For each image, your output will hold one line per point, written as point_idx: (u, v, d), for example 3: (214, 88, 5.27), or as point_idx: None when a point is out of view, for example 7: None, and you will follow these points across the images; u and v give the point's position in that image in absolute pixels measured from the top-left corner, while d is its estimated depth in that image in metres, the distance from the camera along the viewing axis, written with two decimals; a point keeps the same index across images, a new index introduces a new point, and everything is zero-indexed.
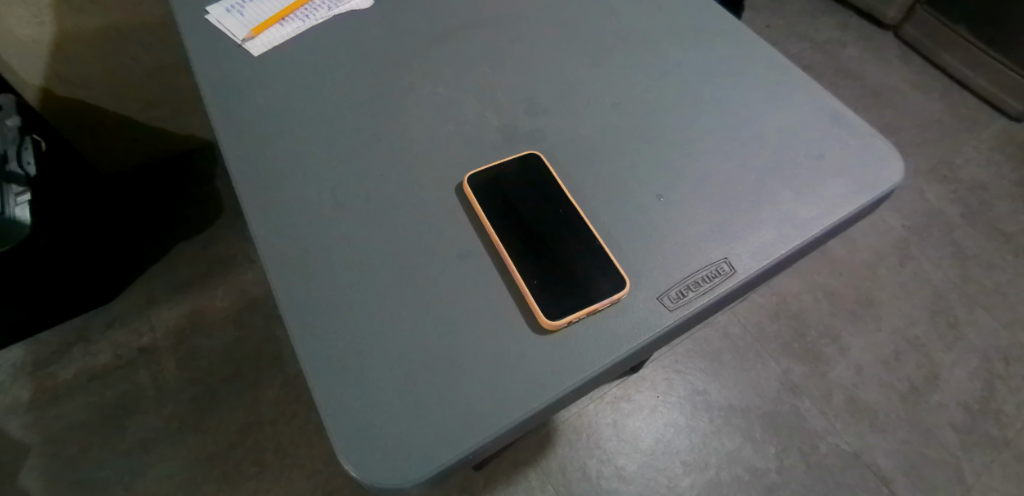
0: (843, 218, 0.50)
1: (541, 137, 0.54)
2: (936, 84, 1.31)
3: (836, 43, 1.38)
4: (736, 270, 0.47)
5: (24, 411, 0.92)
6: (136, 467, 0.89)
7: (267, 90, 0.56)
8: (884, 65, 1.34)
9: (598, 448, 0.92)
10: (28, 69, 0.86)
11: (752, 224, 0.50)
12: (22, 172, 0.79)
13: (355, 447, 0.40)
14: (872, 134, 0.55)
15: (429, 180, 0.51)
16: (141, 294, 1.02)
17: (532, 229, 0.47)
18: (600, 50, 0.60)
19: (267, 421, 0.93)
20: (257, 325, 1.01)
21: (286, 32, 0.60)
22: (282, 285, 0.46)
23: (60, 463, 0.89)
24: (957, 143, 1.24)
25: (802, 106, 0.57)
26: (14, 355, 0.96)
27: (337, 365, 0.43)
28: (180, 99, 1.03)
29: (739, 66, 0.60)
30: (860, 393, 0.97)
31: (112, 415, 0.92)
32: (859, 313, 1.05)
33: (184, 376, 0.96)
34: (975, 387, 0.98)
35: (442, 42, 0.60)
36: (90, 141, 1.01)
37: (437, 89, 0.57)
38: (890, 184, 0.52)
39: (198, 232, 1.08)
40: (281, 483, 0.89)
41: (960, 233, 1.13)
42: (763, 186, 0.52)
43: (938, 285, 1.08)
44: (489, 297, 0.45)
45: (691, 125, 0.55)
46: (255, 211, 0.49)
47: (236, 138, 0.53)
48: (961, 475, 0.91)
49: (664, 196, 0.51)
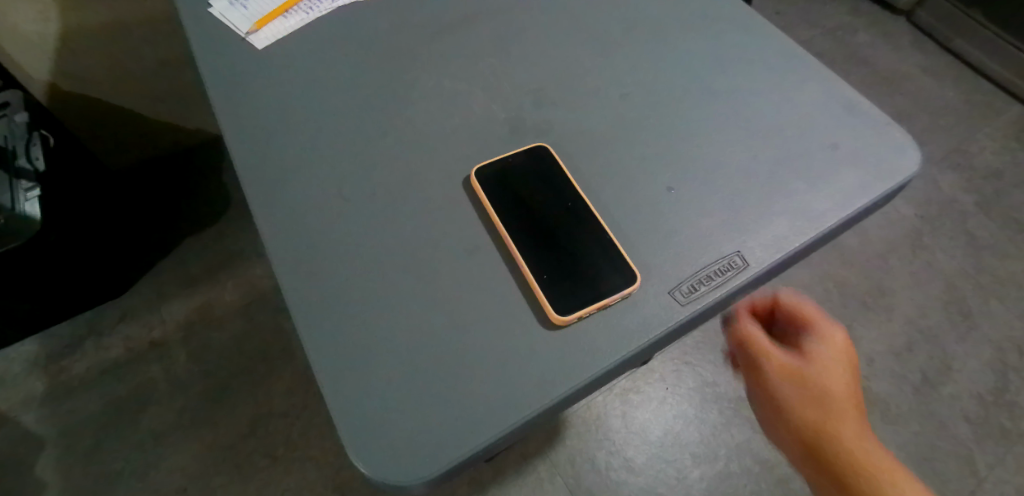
0: (857, 210, 0.50)
1: (549, 130, 0.53)
2: (949, 71, 1.29)
3: (847, 29, 1.35)
4: (749, 263, 0.47)
5: (38, 404, 0.93)
6: (150, 459, 0.90)
7: (272, 84, 0.56)
8: (896, 51, 1.32)
9: (607, 440, 0.92)
10: (33, 65, 0.86)
11: (764, 216, 0.49)
12: (32, 168, 0.79)
13: (363, 446, 0.40)
14: (888, 123, 0.54)
15: (435, 173, 0.51)
16: (151, 289, 1.02)
17: (541, 223, 0.47)
18: (607, 38, 0.59)
19: (278, 413, 0.94)
20: (266, 318, 1.01)
21: (288, 25, 0.59)
22: (289, 282, 0.46)
23: (75, 455, 0.90)
24: (972, 130, 1.21)
25: (815, 95, 0.56)
26: (27, 349, 0.96)
27: (344, 362, 0.43)
28: (184, 94, 1.03)
29: (750, 53, 0.59)
30: (872, 384, 0.97)
31: (124, 408, 0.93)
32: (870, 304, 1.03)
33: (194, 370, 0.96)
34: (989, 378, 0.97)
35: (447, 33, 0.59)
36: (96, 135, 1.01)
37: (442, 81, 0.56)
38: (905, 174, 0.51)
39: (206, 226, 1.08)
40: (292, 476, 0.89)
41: (974, 223, 1.11)
42: (776, 176, 0.51)
43: (951, 274, 1.06)
44: (496, 293, 0.45)
45: (700, 115, 0.54)
46: (259, 205, 0.49)
47: (240, 133, 0.53)
48: (974, 467, 0.90)
49: (674, 188, 0.50)
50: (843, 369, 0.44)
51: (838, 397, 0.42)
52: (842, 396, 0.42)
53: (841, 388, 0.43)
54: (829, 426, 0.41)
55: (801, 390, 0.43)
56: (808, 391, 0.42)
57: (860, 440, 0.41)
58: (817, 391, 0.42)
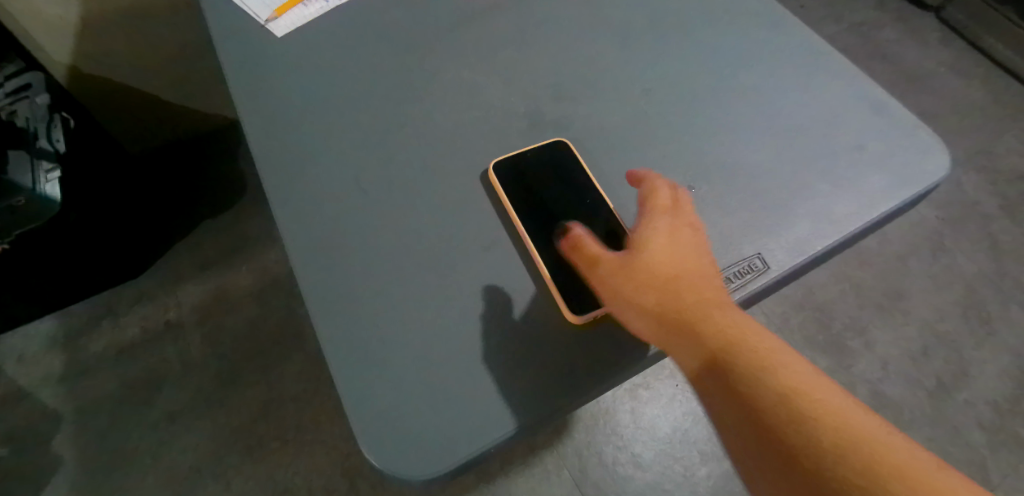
0: (882, 214, 0.49)
1: (568, 125, 0.53)
2: (976, 70, 1.26)
3: (873, 24, 1.32)
4: (769, 266, 0.46)
5: (56, 382, 0.94)
6: (163, 439, 0.91)
7: (291, 72, 0.55)
8: (923, 48, 1.29)
9: (615, 435, 0.92)
10: (55, 47, 0.87)
11: (786, 219, 0.48)
12: (52, 149, 0.81)
13: (377, 438, 0.40)
14: (916, 124, 0.53)
15: (453, 166, 0.51)
16: (167, 271, 1.04)
17: (558, 220, 0.47)
18: (629, 32, 0.58)
19: (289, 398, 0.94)
20: (279, 303, 1.02)
21: (308, 12, 0.59)
22: (304, 273, 0.46)
23: (91, 432, 0.91)
24: (998, 131, 1.18)
25: (842, 94, 0.55)
26: (45, 327, 0.98)
27: (358, 355, 0.43)
28: (203, 79, 1.03)
29: (776, 50, 0.57)
30: (885, 388, 0.95)
31: (140, 387, 0.95)
32: (887, 307, 1.02)
33: (208, 352, 0.98)
34: (1005, 385, 0.96)
35: (467, 25, 0.59)
36: (116, 117, 1.02)
37: (461, 73, 0.56)
38: (933, 178, 0.50)
39: (222, 210, 1.09)
40: (301, 460, 0.90)
41: (997, 227, 1.09)
42: (799, 178, 0.50)
43: (971, 279, 1.04)
44: (510, 290, 0.45)
45: (723, 112, 0.53)
46: (277, 194, 0.49)
47: (258, 121, 0.53)
48: (987, 474, 0.89)
49: (694, 187, 0.49)
50: (675, 242, 0.41)
51: (671, 275, 0.39)
52: (677, 270, 0.40)
53: (676, 264, 0.40)
54: (668, 305, 0.38)
55: (630, 280, 0.40)
56: (638, 277, 0.40)
57: (702, 307, 0.38)
58: (648, 274, 0.40)
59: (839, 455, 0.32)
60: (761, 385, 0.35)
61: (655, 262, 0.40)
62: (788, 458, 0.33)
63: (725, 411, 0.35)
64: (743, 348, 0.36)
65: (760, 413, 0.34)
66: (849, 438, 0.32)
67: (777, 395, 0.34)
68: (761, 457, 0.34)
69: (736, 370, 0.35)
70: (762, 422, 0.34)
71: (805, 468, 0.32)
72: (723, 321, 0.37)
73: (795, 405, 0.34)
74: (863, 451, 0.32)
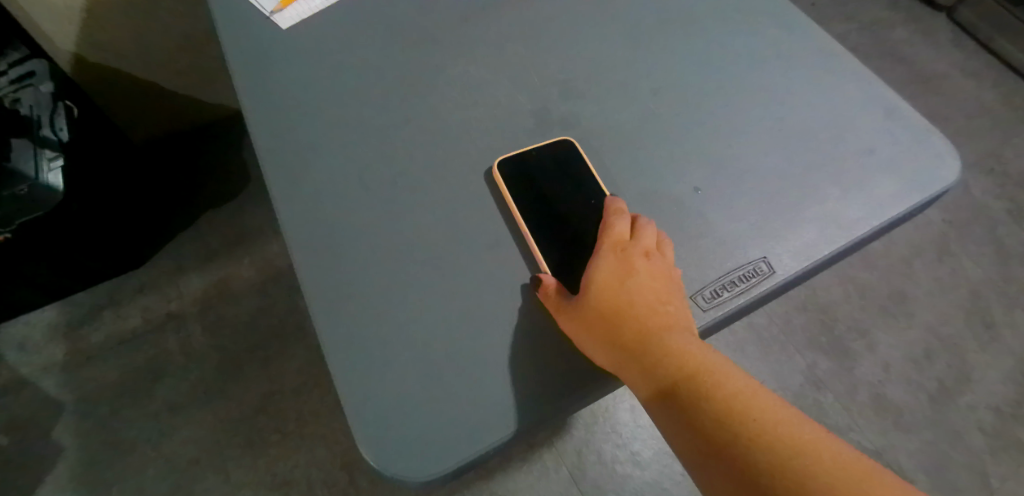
0: (891, 220, 0.48)
1: (575, 123, 0.52)
2: (987, 72, 1.24)
3: (884, 24, 1.31)
4: (775, 270, 0.46)
5: (58, 371, 0.95)
6: (164, 429, 0.92)
7: (296, 65, 0.55)
8: (934, 48, 1.27)
9: (615, 433, 0.92)
10: (59, 35, 0.86)
11: (794, 222, 0.48)
12: (56, 138, 0.80)
13: (377, 436, 0.41)
14: (927, 129, 0.52)
15: (457, 164, 0.50)
16: (169, 261, 1.04)
17: (563, 223, 0.46)
18: (638, 30, 0.58)
19: (289, 391, 0.94)
20: (281, 296, 1.02)
21: (314, 4, 0.58)
22: (306, 269, 0.46)
23: (92, 422, 0.92)
24: (1008, 134, 1.17)
25: (853, 96, 0.54)
26: (47, 316, 0.98)
27: (359, 353, 0.43)
28: (207, 69, 1.02)
29: (787, 50, 0.57)
30: (887, 391, 0.95)
31: (141, 378, 0.95)
32: (891, 309, 1.02)
33: (209, 344, 0.98)
34: (1008, 390, 0.95)
35: (474, 19, 0.58)
36: (119, 106, 1.02)
37: (468, 69, 0.55)
38: (943, 184, 0.50)
39: (224, 202, 1.09)
40: (301, 453, 0.90)
41: (1004, 231, 1.08)
42: (808, 181, 0.49)
43: (976, 283, 1.04)
44: (513, 291, 0.45)
45: (732, 113, 0.53)
46: (280, 189, 0.49)
47: (262, 114, 0.52)
48: (987, 479, 0.89)
49: (701, 189, 0.49)
50: (621, 279, 0.43)
51: (616, 315, 0.42)
52: (623, 307, 0.42)
53: (622, 302, 0.42)
54: (616, 344, 0.41)
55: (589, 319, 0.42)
56: (586, 319, 0.42)
57: (648, 341, 0.41)
58: (596, 316, 0.42)
59: (775, 471, 0.35)
60: (702, 413, 0.38)
61: (601, 303, 0.42)
62: (730, 476, 0.36)
63: (673, 436, 0.39)
64: (685, 378, 0.39)
65: (705, 437, 0.38)
66: (779, 451, 0.36)
67: (715, 420, 0.38)
68: (709, 476, 0.37)
69: (680, 399, 0.39)
70: (705, 446, 0.37)
71: (746, 483, 0.36)
72: (666, 353, 0.40)
73: (732, 427, 0.37)
74: (795, 465, 0.35)
